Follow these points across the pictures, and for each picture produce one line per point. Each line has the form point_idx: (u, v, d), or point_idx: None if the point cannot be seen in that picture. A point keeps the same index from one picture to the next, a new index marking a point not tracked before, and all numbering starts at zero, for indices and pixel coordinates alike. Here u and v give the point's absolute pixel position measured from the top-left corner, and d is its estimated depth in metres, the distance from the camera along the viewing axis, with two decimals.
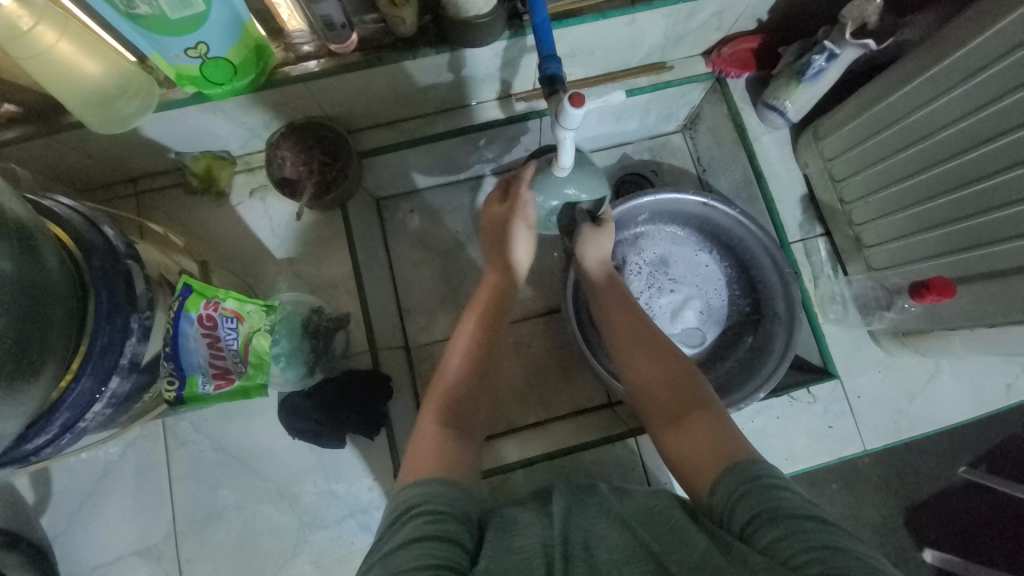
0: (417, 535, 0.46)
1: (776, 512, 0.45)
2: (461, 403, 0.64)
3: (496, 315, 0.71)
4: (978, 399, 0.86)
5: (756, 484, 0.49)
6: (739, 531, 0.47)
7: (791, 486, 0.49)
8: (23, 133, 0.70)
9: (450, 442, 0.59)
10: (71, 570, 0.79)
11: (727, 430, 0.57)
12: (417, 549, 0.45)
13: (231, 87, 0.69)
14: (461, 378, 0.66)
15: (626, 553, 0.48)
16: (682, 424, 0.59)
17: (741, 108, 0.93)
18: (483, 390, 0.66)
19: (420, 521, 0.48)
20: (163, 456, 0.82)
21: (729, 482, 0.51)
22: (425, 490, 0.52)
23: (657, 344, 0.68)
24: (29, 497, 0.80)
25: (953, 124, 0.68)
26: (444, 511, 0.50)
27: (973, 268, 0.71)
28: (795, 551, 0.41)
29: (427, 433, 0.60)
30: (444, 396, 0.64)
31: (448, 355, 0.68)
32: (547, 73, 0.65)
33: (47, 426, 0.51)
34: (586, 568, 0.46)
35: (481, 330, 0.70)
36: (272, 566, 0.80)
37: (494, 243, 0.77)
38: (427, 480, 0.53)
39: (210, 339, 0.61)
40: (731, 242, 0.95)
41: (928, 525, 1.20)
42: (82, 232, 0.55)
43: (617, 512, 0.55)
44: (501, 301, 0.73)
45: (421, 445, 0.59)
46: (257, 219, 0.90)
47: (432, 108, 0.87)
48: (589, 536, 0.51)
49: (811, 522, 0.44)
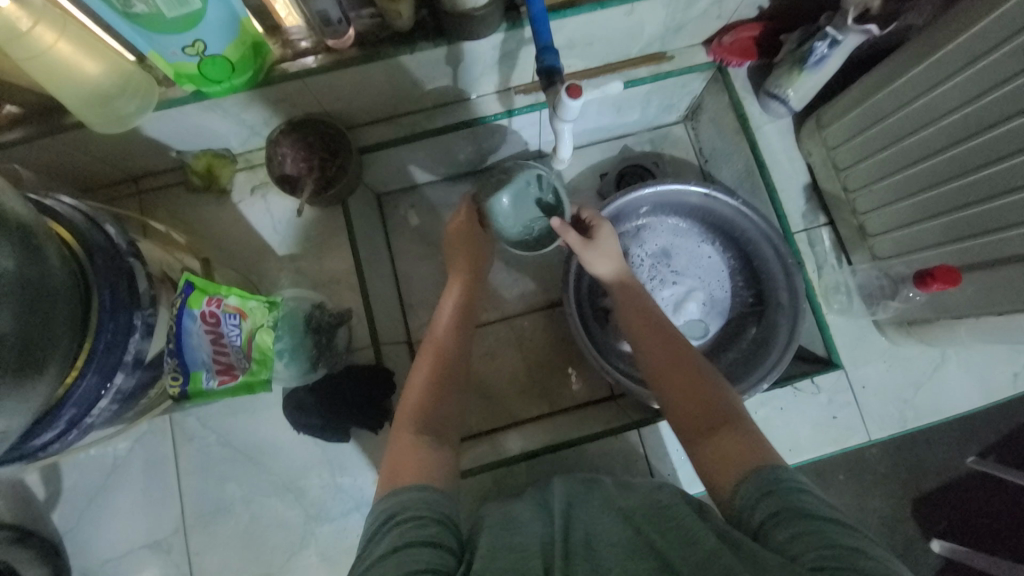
0: (402, 543, 0.46)
1: (793, 511, 0.46)
2: (431, 414, 0.64)
3: (459, 327, 0.73)
4: (986, 388, 0.85)
5: (778, 484, 0.49)
6: (756, 528, 0.48)
7: (810, 487, 0.49)
8: (25, 134, 0.71)
9: (427, 451, 0.59)
10: (83, 564, 0.80)
11: (749, 432, 0.56)
12: (402, 558, 0.45)
13: (230, 84, 0.69)
14: (427, 391, 0.65)
15: (628, 548, 0.47)
16: (703, 426, 0.59)
17: (743, 98, 0.91)
18: (453, 399, 0.66)
19: (405, 528, 0.48)
20: (171, 452, 0.83)
21: (751, 484, 0.50)
22: (404, 498, 0.52)
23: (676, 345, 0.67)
24: (40, 493, 0.81)
25: (956, 110, 0.67)
26: (427, 516, 0.50)
27: (978, 255, 0.70)
28: (808, 549, 0.42)
29: (403, 444, 0.60)
30: (414, 410, 0.64)
31: (415, 372, 0.68)
32: (544, 66, 0.65)
33: (55, 421, 0.52)
34: (586, 565, 0.46)
35: (447, 342, 0.71)
36: (279, 559, 0.81)
37: (458, 258, 0.81)
38: (405, 489, 0.53)
39: (213, 335, 0.62)
40: (733, 233, 0.94)
41: (936, 516, 1.19)
42: (84, 231, 0.56)
43: (618, 505, 0.55)
44: (465, 314, 0.75)
45: (398, 457, 0.58)
46: (258, 217, 0.90)
47: (431, 102, 0.87)
48: (590, 529, 0.51)
49: (835, 525, 0.45)
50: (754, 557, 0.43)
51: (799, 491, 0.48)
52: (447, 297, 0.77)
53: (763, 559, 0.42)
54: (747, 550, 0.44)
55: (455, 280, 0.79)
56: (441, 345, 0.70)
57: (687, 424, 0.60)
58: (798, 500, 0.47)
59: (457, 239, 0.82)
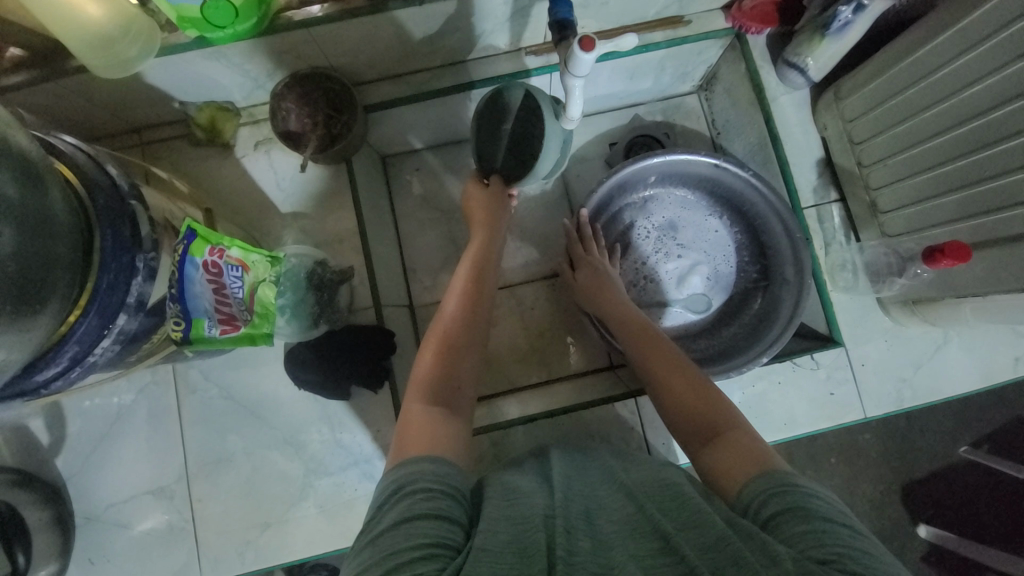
0: (410, 515, 0.47)
1: (809, 512, 0.47)
2: (443, 383, 0.63)
3: (472, 295, 0.72)
4: (985, 371, 0.85)
5: (789, 486, 0.50)
6: (763, 521, 0.48)
7: (820, 492, 0.50)
8: (28, 78, 0.69)
9: (439, 420, 0.58)
10: (87, 508, 0.82)
11: (755, 440, 0.57)
12: (410, 530, 0.45)
13: (233, 31, 0.66)
14: (436, 362, 0.65)
15: (632, 525, 0.47)
16: (707, 433, 0.60)
17: (761, 67, 0.88)
18: (464, 368, 0.66)
19: (416, 499, 0.49)
20: (174, 402, 0.85)
21: (762, 484, 0.51)
22: (415, 468, 0.52)
23: (677, 359, 0.69)
24: (45, 439, 0.83)
25: (980, 80, 0.65)
26: (437, 489, 0.50)
27: (989, 233, 0.69)
28: (816, 544, 0.43)
29: (415, 413, 0.59)
30: (425, 380, 0.63)
31: (426, 343, 0.67)
32: (557, 18, 0.67)
33: (57, 358, 0.52)
34: (589, 541, 0.45)
35: (460, 313, 0.69)
36: (278, 509, 0.83)
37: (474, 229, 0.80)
38: (416, 459, 0.53)
39: (215, 286, 0.62)
40: (742, 206, 0.93)
41: (926, 503, 1.21)
42: (86, 170, 0.55)
43: (621, 479, 0.56)
44: (479, 282, 0.74)
45: (409, 426, 0.58)
46: (262, 172, 0.89)
47: (440, 60, 0.85)
48: (592, 502, 0.52)
49: (843, 527, 0.45)
50: (765, 544, 0.43)
51: (809, 494, 0.49)
52: (460, 267, 0.76)
53: (774, 547, 0.42)
54: (759, 539, 0.43)
55: (469, 251, 0.78)
56: (451, 315, 0.69)
57: (692, 433, 0.62)
58: (809, 502, 0.48)
59: (473, 205, 0.82)
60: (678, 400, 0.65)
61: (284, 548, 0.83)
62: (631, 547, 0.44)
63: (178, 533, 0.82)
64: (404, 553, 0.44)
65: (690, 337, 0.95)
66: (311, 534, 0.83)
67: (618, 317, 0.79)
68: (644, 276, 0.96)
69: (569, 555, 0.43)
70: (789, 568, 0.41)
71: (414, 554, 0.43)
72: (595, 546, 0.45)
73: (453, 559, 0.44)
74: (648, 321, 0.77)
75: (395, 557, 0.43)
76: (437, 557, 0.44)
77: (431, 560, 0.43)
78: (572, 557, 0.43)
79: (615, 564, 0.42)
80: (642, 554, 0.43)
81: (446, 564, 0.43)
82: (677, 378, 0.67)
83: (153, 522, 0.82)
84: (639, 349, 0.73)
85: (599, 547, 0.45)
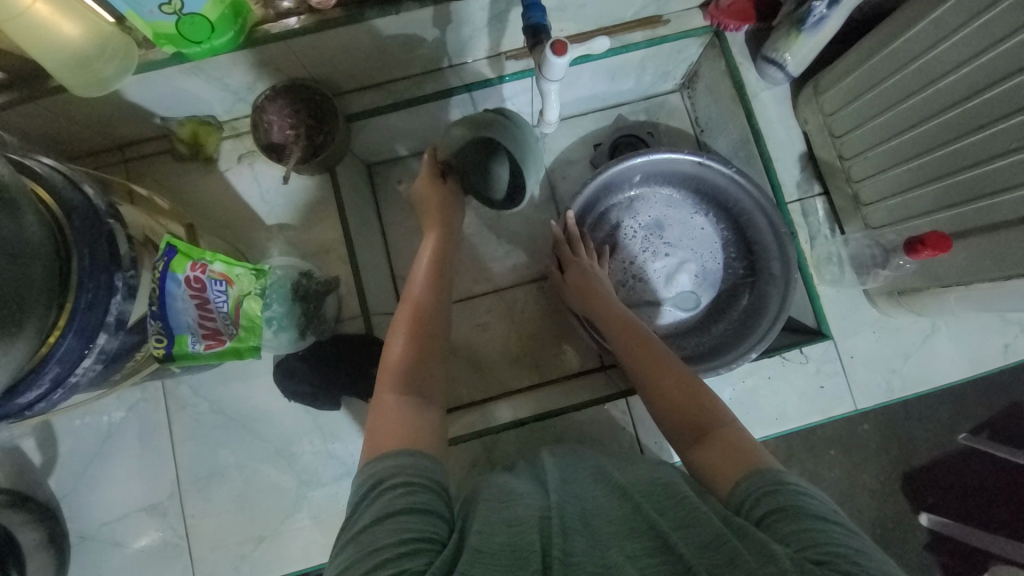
0: (391, 511, 0.47)
1: (801, 510, 0.47)
2: (417, 375, 0.63)
3: (438, 285, 0.71)
4: (973, 359, 0.85)
5: (782, 485, 0.49)
6: (757, 520, 0.48)
7: (813, 491, 0.50)
8: (7, 99, 0.69)
9: (413, 415, 0.58)
10: (80, 526, 0.82)
11: (744, 438, 0.58)
12: (394, 525, 0.45)
13: (211, 45, 0.67)
14: (408, 353, 0.64)
15: (623, 523, 0.47)
16: (696, 430, 0.61)
17: (740, 64, 0.89)
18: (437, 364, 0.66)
19: (394, 495, 0.48)
20: (164, 418, 0.85)
21: (755, 482, 0.51)
22: (392, 464, 0.51)
23: (661, 358, 0.69)
24: (35, 460, 0.83)
25: (955, 70, 0.66)
26: (417, 483, 0.50)
27: (971, 221, 0.69)
28: (812, 543, 0.43)
29: (388, 408, 0.59)
30: (397, 371, 0.62)
31: (394, 335, 0.66)
32: (530, 23, 0.67)
33: (38, 380, 0.52)
34: (584, 540, 0.45)
35: (427, 304, 0.69)
36: (273, 522, 0.83)
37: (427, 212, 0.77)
38: (392, 454, 0.52)
39: (198, 301, 0.63)
40: (727, 202, 0.93)
41: (927, 491, 1.21)
42: (62, 192, 0.55)
43: (614, 479, 0.56)
44: (445, 274, 0.73)
45: (384, 421, 0.57)
46: (246, 186, 0.89)
47: (419, 69, 0.85)
48: (582, 503, 0.52)
49: (837, 526, 0.45)
50: (764, 544, 0.43)
51: (802, 493, 0.49)
52: (423, 258, 0.74)
53: (771, 547, 0.42)
54: (755, 538, 0.43)
55: (433, 240, 0.75)
56: (424, 307, 0.69)
57: (681, 428, 0.62)
58: (801, 501, 0.48)
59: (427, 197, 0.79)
60: (665, 396, 0.65)
61: (280, 560, 0.82)
62: (626, 547, 0.44)
63: (172, 549, 0.82)
64: (388, 549, 0.44)
65: (680, 334, 0.95)
66: (307, 545, 0.83)
67: (608, 317, 0.79)
68: (632, 275, 0.96)
69: (566, 557, 0.43)
70: (786, 565, 0.40)
71: (398, 550, 0.44)
72: (593, 547, 0.45)
73: (439, 553, 0.45)
74: (634, 319, 0.77)
75: (379, 553, 0.43)
76: (423, 551, 0.44)
77: (417, 555, 0.44)
78: (569, 557, 0.43)
79: (612, 564, 0.42)
80: (637, 554, 0.43)
81: (433, 558, 0.44)
82: (665, 375, 0.67)
83: (148, 538, 0.82)
84: (629, 346, 0.73)
85: (595, 546, 0.45)
